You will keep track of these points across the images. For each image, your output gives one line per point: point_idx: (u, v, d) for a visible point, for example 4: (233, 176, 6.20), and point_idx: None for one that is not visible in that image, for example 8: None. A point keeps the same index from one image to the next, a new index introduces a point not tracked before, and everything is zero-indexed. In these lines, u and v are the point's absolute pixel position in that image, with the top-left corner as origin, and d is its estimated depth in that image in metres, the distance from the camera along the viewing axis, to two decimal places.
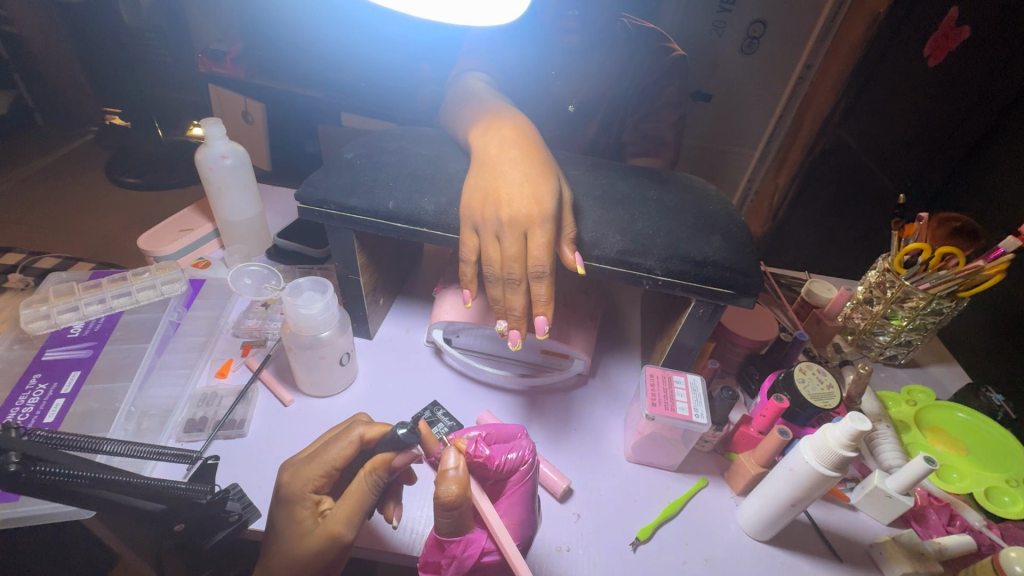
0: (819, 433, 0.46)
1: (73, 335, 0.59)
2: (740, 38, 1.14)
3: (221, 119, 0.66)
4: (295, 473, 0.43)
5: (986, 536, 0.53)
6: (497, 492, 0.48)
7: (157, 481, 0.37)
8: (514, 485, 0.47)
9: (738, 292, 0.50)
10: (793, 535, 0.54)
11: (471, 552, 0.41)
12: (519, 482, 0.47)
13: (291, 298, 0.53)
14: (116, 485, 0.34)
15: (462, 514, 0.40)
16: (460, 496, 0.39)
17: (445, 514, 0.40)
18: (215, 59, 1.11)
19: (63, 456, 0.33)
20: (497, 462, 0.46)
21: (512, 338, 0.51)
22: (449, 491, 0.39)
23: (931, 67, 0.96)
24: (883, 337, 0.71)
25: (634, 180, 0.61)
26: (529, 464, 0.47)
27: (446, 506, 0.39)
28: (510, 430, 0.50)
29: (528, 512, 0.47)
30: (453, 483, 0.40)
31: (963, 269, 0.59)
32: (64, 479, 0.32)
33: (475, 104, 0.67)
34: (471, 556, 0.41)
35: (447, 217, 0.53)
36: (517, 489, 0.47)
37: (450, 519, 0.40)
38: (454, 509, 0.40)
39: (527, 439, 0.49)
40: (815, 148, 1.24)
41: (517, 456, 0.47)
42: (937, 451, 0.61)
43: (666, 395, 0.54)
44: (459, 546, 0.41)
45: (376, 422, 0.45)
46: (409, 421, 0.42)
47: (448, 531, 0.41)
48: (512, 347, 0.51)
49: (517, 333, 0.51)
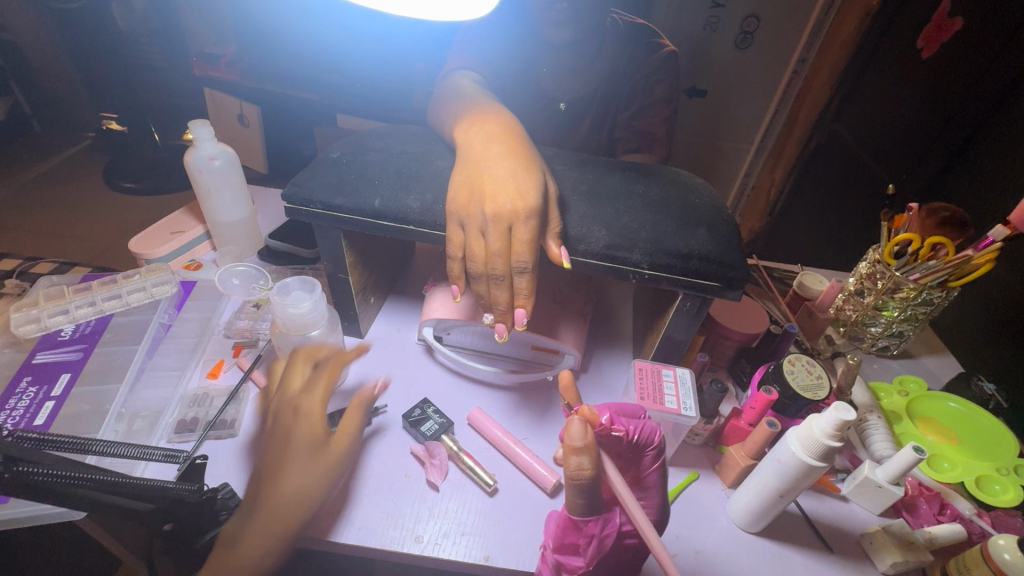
0: (803, 424, 0.46)
1: (63, 338, 0.59)
2: (733, 33, 1.14)
3: (209, 121, 0.67)
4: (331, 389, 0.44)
5: (977, 524, 0.53)
6: (638, 476, 0.46)
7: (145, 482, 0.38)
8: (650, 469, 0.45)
9: (725, 284, 0.50)
10: (784, 528, 0.54)
11: (609, 530, 0.42)
12: (653, 466, 0.45)
13: (279, 297, 0.54)
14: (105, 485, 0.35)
15: (593, 492, 0.41)
16: (593, 472, 0.40)
17: (580, 494, 0.41)
18: (209, 62, 1.11)
19: (47, 458, 0.34)
20: (620, 434, 0.44)
21: (498, 331, 0.52)
22: (580, 466, 0.40)
23: (925, 58, 0.96)
24: (875, 328, 0.71)
25: (620, 174, 0.61)
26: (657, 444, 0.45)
27: (584, 479, 0.40)
28: (632, 406, 0.48)
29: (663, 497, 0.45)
30: (584, 458, 0.40)
31: (953, 258, 0.59)
32: (49, 480, 0.33)
33: (461, 103, 0.67)
34: (610, 535, 0.42)
35: (433, 215, 0.53)
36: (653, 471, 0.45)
37: (584, 501, 0.41)
38: (585, 487, 0.40)
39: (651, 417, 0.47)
40: (811, 142, 1.24)
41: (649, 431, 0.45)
42: (928, 441, 0.62)
43: (655, 388, 0.54)
44: (598, 526, 0.42)
45: None
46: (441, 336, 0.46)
47: (585, 512, 0.42)
48: (499, 340, 0.52)
49: (502, 327, 0.52)
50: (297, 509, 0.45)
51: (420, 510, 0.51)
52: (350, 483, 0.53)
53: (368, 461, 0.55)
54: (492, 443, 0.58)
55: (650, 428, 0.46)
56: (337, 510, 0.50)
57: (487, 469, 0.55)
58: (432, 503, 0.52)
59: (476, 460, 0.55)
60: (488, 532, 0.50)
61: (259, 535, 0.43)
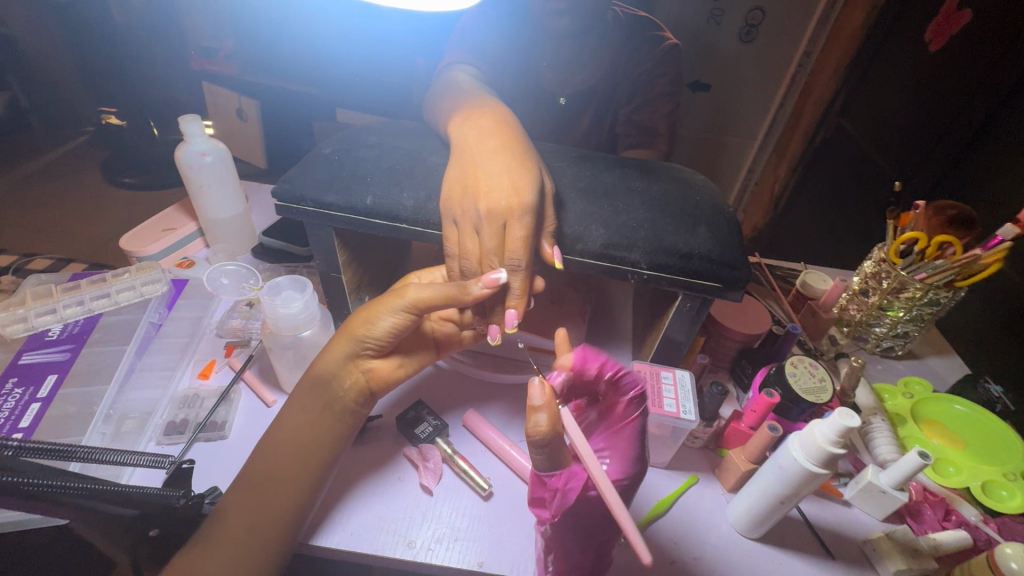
0: (807, 429, 0.44)
1: (51, 338, 0.58)
2: (738, 25, 1.09)
3: (199, 115, 0.65)
4: (353, 321, 0.51)
5: (983, 531, 0.51)
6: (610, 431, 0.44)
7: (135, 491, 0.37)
8: (622, 423, 0.44)
9: (726, 285, 0.49)
10: (785, 533, 0.53)
11: (573, 484, 0.41)
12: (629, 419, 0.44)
13: (269, 297, 0.52)
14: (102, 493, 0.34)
15: (555, 450, 0.41)
16: (549, 433, 0.40)
17: (540, 451, 0.41)
18: (207, 57, 1.08)
19: (31, 465, 0.32)
20: None
21: (492, 333, 0.49)
22: (537, 427, 0.40)
23: (933, 52, 0.94)
24: (879, 328, 0.70)
25: (619, 171, 0.59)
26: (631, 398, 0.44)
27: (540, 438, 0.40)
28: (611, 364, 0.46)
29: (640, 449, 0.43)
30: (542, 415, 0.40)
31: (960, 257, 0.58)
32: (43, 487, 0.31)
33: (458, 99, 0.66)
34: (573, 488, 0.41)
35: (426, 213, 0.51)
36: (624, 426, 0.44)
37: (545, 457, 0.42)
38: (545, 447, 0.41)
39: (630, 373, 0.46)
40: (816, 137, 1.22)
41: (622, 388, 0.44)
42: (933, 445, 0.60)
43: (653, 391, 0.53)
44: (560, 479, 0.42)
45: (424, 289, 0.48)
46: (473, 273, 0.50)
47: (546, 467, 0.42)
48: (492, 342, 0.50)
49: (496, 328, 0.49)
50: (356, 329, 0.50)
51: (413, 514, 0.50)
52: (343, 487, 0.52)
53: (361, 463, 0.54)
54: (488, 445, 0.57)
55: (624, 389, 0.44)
56: (328, 515, 0.50)
57: (482, 472, 0.54)
58: (425, 507, 0.51)
59: (470, 463, 0.54)
60: (482, 537, 0.49)
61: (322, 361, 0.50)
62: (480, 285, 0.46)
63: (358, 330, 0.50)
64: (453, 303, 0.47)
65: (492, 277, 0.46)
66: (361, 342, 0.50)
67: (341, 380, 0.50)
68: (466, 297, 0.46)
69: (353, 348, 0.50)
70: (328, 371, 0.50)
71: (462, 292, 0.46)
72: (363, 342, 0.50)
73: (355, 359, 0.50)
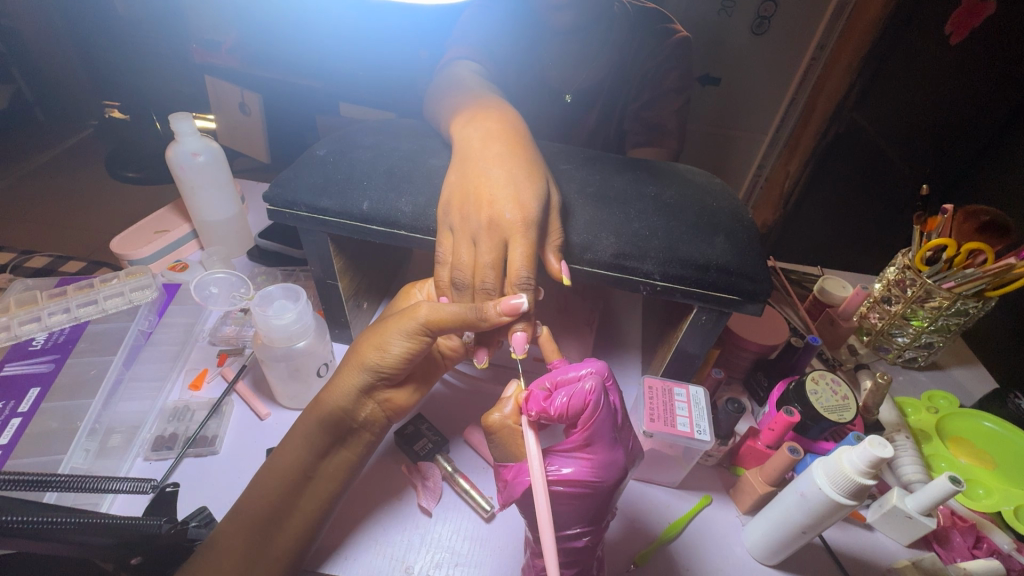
0: (832, 456, 0.41)
1: (34, 347, 0.56)
2: (749, 18, 0.98)
3: (190, 113, 0.63)
4: (365, 341, 0.47)
5: (1016, 560, 0.48)
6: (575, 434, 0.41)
7: (136, 521, 0.35)
8: (584, 428, 0.41)
9: (745, 298, 0.46)
10: (805, 559, 0.50)
11: (517, 480, 0.41)
12: (590, 425, 0.41)
13: (260, 308, 0.50)
14: (93, 531, 0.32)
15: (505, 439, 0.43)
16: (502, 424, 0.44)
17: (495, 442, 0.44)
18: (209, 49, 1.03)
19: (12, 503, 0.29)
20: (542, 401, 0.42)
21: (479, 355, 0.47)
22: (496, 418, 0.44)
23: (952, 46, 0.87)
24: (902, 338, 0.66)
25: (630, 174, 0.56)
26: (594, 405, 0.40)
27: (490, 427, 0.44)
28: (582, 366, 0.44)
29: (607, 454, 0.41)
30: (501, 414, 0.44)
31: (992, 266, 0.54)
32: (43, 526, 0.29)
33: (460, 98, 0.63)
34: (517, 485, 0.41)
35: (425, 219, 0.49)
36: (586, 430, 0.40)
37: (499, 446, 0.44)
38: (493, 434, 0.44)
39: (595, 378, 0.42)
40: (828, 132, 1.06)
41: (582, 393, 0.41)
42: (960, 464, 0.57)
43: (665, 409, 0.50)
44: (508, 472, 0.42)
45: (438, 307, 0.43)
46: (497, 289, 0.45)
47: (506, 458, 0.44)
48: (479, 365, 0.47)
49: (484, 353, 0.47)
50: (368, 357, 0.46)
51: (412, 537, 0.48)
52: (343, 514, 0.49)
53: (359, 481, 0.52)
54: (489, 461, 0.54)
55: (581, 392, 0.41)
56: (321, 538, 0.47)
57: (483, 491, 0.52)
58: (425, 531, 0.49)
59: (472, 482, 0.52)
60: (484, 561, 0.47)
61: (330, 393, 0.46)
62: (498, 309, 0.41)
63: (376, 357, 0.45)
64: (469, 326, 0.42)
65: (512, 302, 0.40)
66: (374, 372, 0.46)
67: (357, 413, 0.47)
68: (483, 322, 0.41)
69: (365, 378, 0.46)
70: (340, 406, 0.46)
71: (478, 316, 0.41)
72: (376, 371, 0.46)
73: (370, 391, 0.47)
